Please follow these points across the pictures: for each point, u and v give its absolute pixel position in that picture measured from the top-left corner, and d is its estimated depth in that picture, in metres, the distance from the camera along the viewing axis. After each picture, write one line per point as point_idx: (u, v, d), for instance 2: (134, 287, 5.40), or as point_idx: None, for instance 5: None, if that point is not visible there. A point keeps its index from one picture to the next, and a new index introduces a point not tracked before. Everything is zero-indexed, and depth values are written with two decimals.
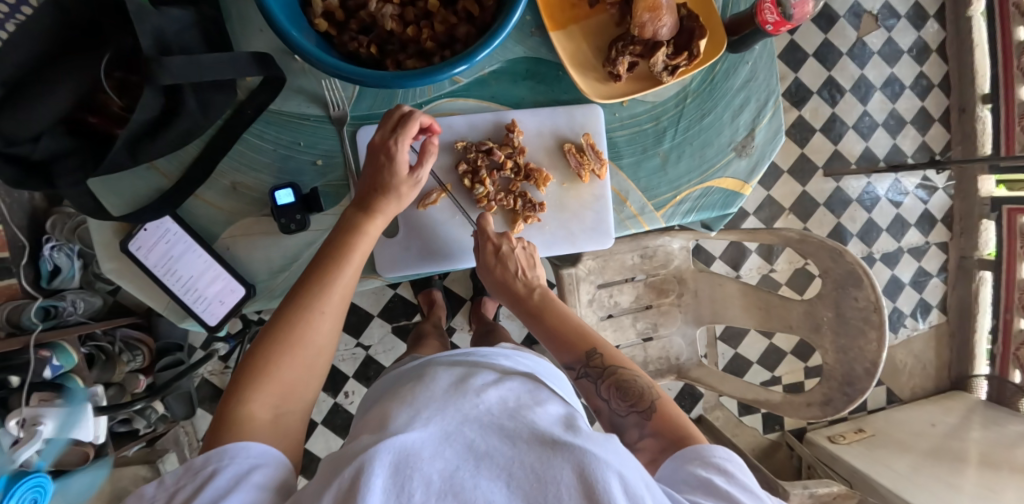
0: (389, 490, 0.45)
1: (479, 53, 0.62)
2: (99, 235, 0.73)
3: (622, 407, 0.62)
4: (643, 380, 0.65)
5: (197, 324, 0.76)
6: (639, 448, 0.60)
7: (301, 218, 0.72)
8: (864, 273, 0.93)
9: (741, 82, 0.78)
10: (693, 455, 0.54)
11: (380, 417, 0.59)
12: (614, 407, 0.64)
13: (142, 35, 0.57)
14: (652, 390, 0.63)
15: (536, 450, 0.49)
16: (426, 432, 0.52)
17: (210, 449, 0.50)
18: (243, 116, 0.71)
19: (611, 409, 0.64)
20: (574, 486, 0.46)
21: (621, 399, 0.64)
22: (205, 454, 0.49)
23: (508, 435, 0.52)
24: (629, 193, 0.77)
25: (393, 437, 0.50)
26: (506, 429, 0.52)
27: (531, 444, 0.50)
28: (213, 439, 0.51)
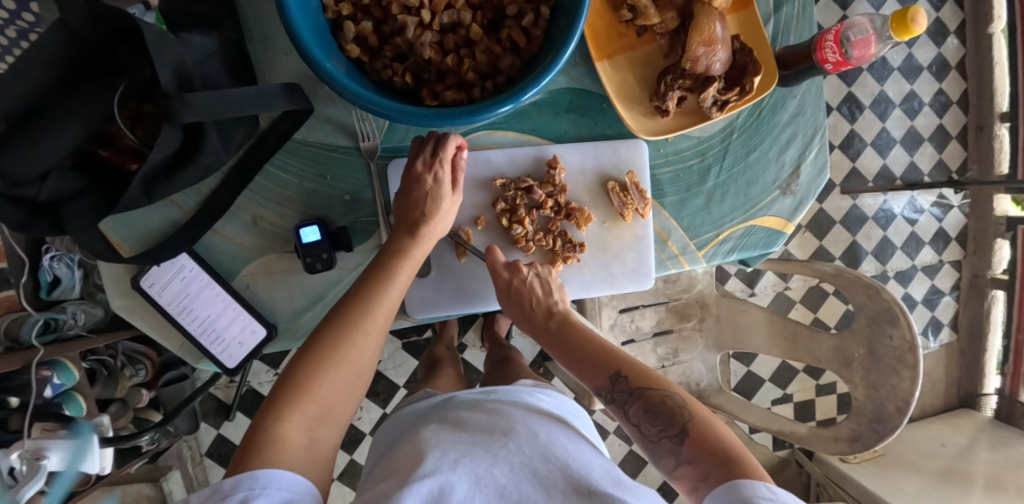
0: None
1: (526, 92, 0.59)
2: (109, 272, 0.68)
3: (653, 433, 0.58)
4: (676, 398, 0.59)
5: (213, 365, 0.72)
6: (677, 477, 0.56)
7: (327, 258, 0.68)
8: (900, 312, 0.90)
9: (789, 116, 0.75)
10: (727, 491, 0.51)
11: (412, 451, 0.60)
12: (646, 431, 0.59)
13: (161, 69, 0.52)
14: (685, 408, 0.58)
15: (570, 502, 0.53)
16: (457, 476, 0.54)
17: (237, 472, 0.47)
18: (265, 147, 0.66)
19: (643, 433, 0.59)
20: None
21: (651, 423, 0.58)
22: (232, 477, 0.47)
23: (542, 483, 0.55)
24: (671, 232, 0.74)
25: (420, 482, 0.52)
26: (541, 475, 0.55)
27: (566, 494, 0.54)
28: (240, 462, 0.49)
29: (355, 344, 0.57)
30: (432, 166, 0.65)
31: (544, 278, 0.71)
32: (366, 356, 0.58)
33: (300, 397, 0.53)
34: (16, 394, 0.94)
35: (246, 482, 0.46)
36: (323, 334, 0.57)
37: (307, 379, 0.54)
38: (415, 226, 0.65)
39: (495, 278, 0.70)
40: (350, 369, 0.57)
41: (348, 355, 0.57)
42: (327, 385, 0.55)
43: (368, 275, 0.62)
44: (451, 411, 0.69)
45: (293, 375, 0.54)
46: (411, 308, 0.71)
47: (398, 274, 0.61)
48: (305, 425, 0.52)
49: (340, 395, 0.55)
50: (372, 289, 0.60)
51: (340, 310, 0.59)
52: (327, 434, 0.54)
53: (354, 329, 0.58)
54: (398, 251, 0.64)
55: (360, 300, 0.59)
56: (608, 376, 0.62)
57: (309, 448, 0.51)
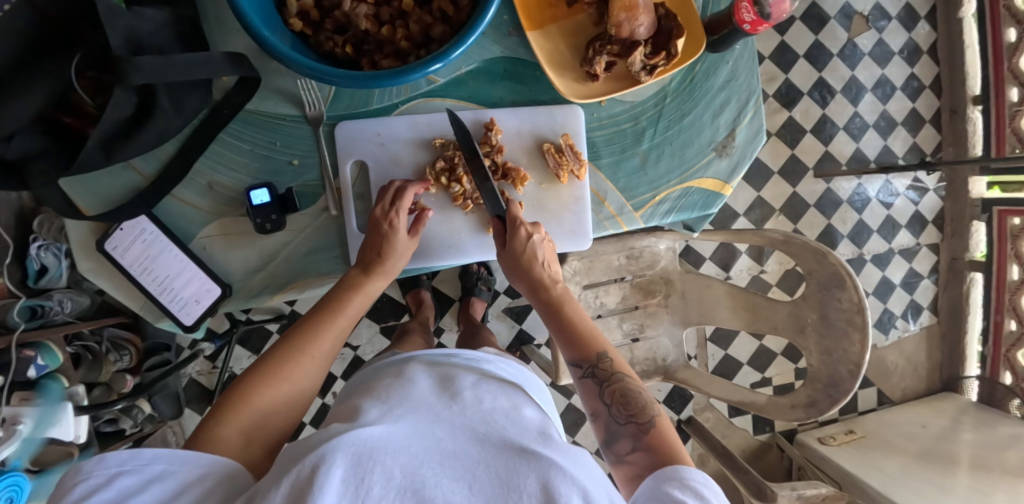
0: (347, 481, 0.47)
1: (452, 53, 0.63)
2: (76, 234, 0.73)
3: (623, 414, 0.64)
4: (645, 394, 0.66)
5: (173, 324, 0.76)
6: (628, 461, 0.62)
7: (276, 218, 0.72)
8: (847, 275, 0.92)
9: (722, 81, 0.78)
10: (670, 473, 0.56)
11: (349, 413, 0.61)
12: (614, 413, 0.66)
13: (112, 33, 0.57)
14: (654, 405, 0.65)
15: (504, 456, 0.52)
16: (393, 432, 0.53)
17: (170, 452, 0.51)
18: (218, 116, 0.71)
19: (611, 415, 0.66)
20: (537, 496, 0.49)
21: (622, 406, 0.65)
22: (154, 449, 0.50)
23: (476, 441, 0.54)
24: (607, 193, 0.77)
25: (354, 432, 0.52)
26: (476, 436, 0.55)
27: (499, 452, 0.53)
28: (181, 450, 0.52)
29: (300, 367, 0.61)
30: (389, 214, 0.70)
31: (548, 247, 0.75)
32: (308, 383, 0.62)
33: (239, 406, 0.57)
34: None
35: (162, 456, 0.49)
36: (274, 351, 0.62)
37: (253, 388, 0.58)
38: (371, 263, 0.70)
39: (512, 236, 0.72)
40: (292, 389, 0.61)
41: (291, 379, 0.61)
42: (271, 397, 0.59)
43: (321, 304, 0.67)
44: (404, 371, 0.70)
45: (239, 386, 0.58)
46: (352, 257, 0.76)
47: (348, 308, 0.67)
48: (242, 429, 0.56)
49: (279, 409, 0.59)
50: (324, 321, 0.65)
51: (289, 338, 0.63)
52: (264, 442, 0.58)
53: (301, 354, 0.62)
54: (352, 285, 0.69)
55: (311, 331, 0.64)
56: (596, 355, 0.68)
57: (245, 448, 0.55)
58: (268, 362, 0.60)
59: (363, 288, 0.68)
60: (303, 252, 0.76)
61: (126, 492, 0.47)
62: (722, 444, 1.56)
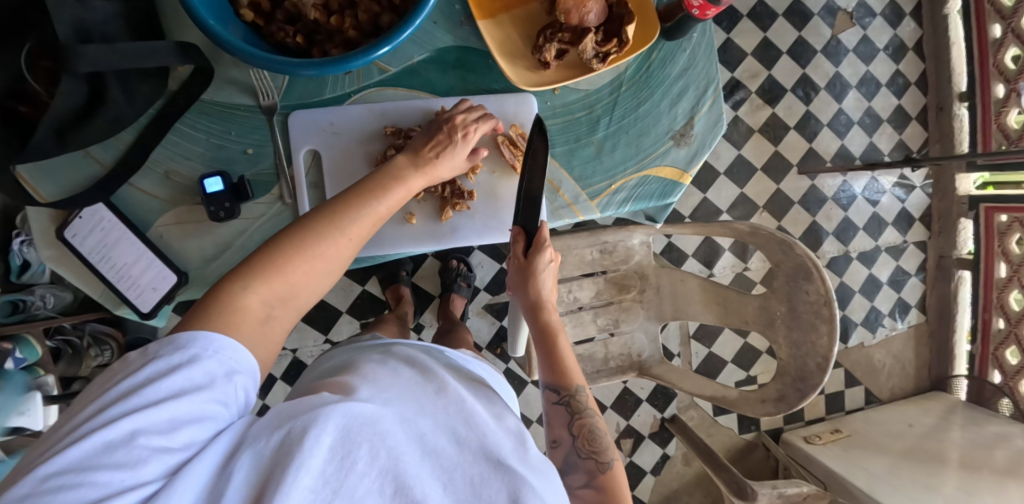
0: (334, 451, 0.44)
1: (400, 34, 0.63)
2: (37, 223, 0.74)
3: (585, 450, 0.64)
4: (608, 437, 0.66)
5: (132, 311, 0.77)
6: (576, 495, 0.62)
7: (230, 207, 0.72)
8: (813, 266, 0.92)
9: (679, 70, 0.78)
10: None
11: (338, 377, 0.57)
12: (576, 446, 0.65)
13: (58, 24, 0.58)
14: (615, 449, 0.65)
15: (482, 464, 0.50)
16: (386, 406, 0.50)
17: (181, 332, 0.47)
18: (174, 107, 0.71)
19: (573, 447, 0.66)
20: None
21: (586, 442, 0.65)
22: (175, 335, 0.46)
23: (459, 439, 0.51)
24: (562, 182, 0.76)
25: (353, 400, 0.48)
26: (460, 430, 0.52)
27: (478, 456, 0.51)
28: (195, 320, 0.48)
29: (334, 241, 0.55)
30: (464, 127, 0.69)
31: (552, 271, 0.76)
32: (339, 261, 0.57)
33: (270, 274, 0.52)
34: None
35: (223, 352, 0.47)
36: (314, 218, 0.56)
37: (285, 254, 0.53)
38: (419, 160, 0.66)
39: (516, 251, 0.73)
40: (325, 264, 0.55)
41: (322, 252, 0.55)
42: (303, 267, 0.54)
43: (361, 186, 0.61)
44: (381, 352, 0.66)
45: (274, 250, 0.53)
46: None
47: (390, 196, 0.60)
48: (265, 300, 0.51)
49: (305, 285, 0.54)
50: (364, 200, 0.59)
51: (329, 209, 0.57)
52: (283, 318, 0.53)
53: (339, 230, 0.56)
54: (397, 175, 0.64)
55: (352, 207, 0.58)
56: (571, 386, 0.69)
57: (263, 325, 0.51)
58: (307, 228, 0.55)
59: (408, 177, 0.63)
60: (259, 240, 0.76)
61: (175, 370, 0.44)
62: (704, 443, 1.55)
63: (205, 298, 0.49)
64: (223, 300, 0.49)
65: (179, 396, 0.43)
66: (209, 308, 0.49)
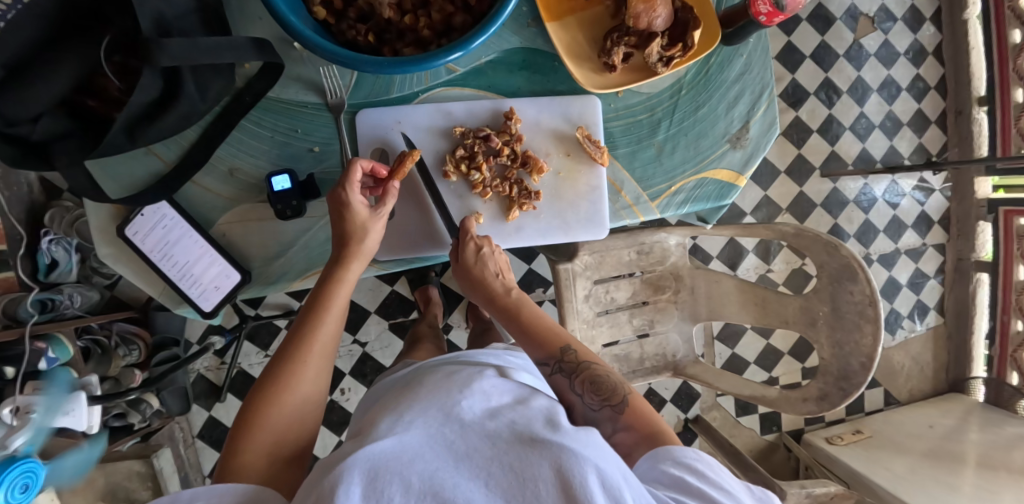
0: (365, 495, 0.46)
1: (474, 40, 0.63)
2: (97, 220, 0.73)
3: (594, 399, 0.62)
4: (614, 375, 0.65)
5: (193, 310, 0.77)
6: (613, 443, 0.59)
7: (297, 204, 0.72)
8: (859, 267, 0.93)
9: (736, 74, 0.79)
10: (662, 451, 0.55)
11: (368, 420, 0.60)
12: (587, 402, 0.64)
13: (142, 18, 0.57)
14: (623, 385, 0.63)
15: (515, 447, 0.50)
16: (405, 437, 0.52)
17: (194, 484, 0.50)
18: (241, 103, 0.71)
19: (584, 404, 0.64)
20: (554, 484, 0.47)
21: (594, 394, 0.63)
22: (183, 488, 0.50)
23: (489, 435, 0.52)
24: (624, 183, 0.78)
25: (370, 446, 0.50)
26: (485, 430, 0.53)
27: (511, 443, 0.51)
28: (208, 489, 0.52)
29: (282, 374, 0.59)
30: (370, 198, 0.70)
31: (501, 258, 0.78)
32: (309, 379, 0.61)
33: (249, 430, 0.56)
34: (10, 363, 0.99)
35: (214, 483, 0.50)
36: (270, 363, 0.61)
37: (255, 409, 0.57)
38: (341, 251, 0.68)
39: (461, 250, 0.75)
40: (294, 393, 0.59)
41: (288, 381, 0.60)
42: (271, 415, 0.57)
43: (308, 303, 0.65)
44: (421, 377, 0.69)
45: (244, 412, 0.57)
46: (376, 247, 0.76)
47: (330, 296, 0.65)
48: (262, 454, 0.55)
49: (291, 420, 0.58)
50: (307, 315, 0.63)
51: (282, 347, 0.62)
52: (292, 465, 0.56)
53: (295, 359, 0.61)
54: (329, 278, 0.66)
55: (300, 335, 0.62)
56: (556, 349, 0.68)
57: (267, 468, 0.54)
58: (261, 380, 0.59)
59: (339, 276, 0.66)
60: (321, 239, 0.76)
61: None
62: (731, 443, 1.56)
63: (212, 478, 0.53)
64: (222, 470, 0.53)
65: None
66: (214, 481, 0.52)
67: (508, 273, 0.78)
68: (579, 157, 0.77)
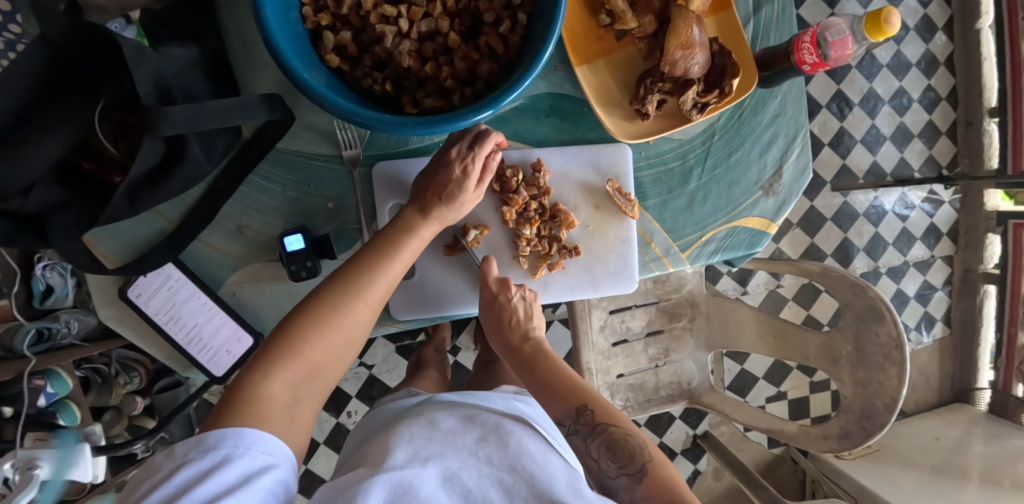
0: None
1: (505, 97, 0.59)
2: (97, 282, 0.69)
3: (611, 467, 0.60)
4: (636, 438, 0.62)
5: (201, 374, 0.74)
6: None
7: (312, 265, 0.68)
8: (886, 309, 0.91)
9: (770, 117, 0.75)
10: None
11: (382, 446, 0.59)
12: (603, 467, 0.62)
13: (140, 82, 0.53)
14: (643, 449, 0.61)
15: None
16: (424, 471, 0.51)
17: (217, 428, 0.47)
18: (248, 157, 0.67)
19: (601, 469, 0.62)
20: None
21: (610, 459, 0.61)
22: (217, 431, 0.46)
23: (506, 488, 0.52)
24: (654, 234, 0.74)
25: (390, 472, 0.50)
26: (507, 483, 0.52)
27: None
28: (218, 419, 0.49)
29: (352, 319, 0.57)
30: (464, 159, 0.65)
31: (527, 303, 0.74)
32: (361, 325, 0.59)
33: (289, 356, 0.54)
34: (10, 404, 1.00)
35: (257, 444, 0.47)
36: (324, 292, 0.58)
37: (301, 336, 0.55)
38: (427, 205, 0.66)
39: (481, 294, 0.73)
40: (343, 335, 0.57)
41: (344, 319, 0.57)
42: (315, 350, 0.55)
43: (372, 249, 0.62)
44: (429, 412, 0.69)
45: (291, 332, 0.55)
46: (397, 311, 0.73)
47: (404, 252, 0.62)
48: (290, 383, 0.53)
49: (328, 359, 0.56)
50: (376, 262, 0.61)
51: (337, 280, 0.59)
52: (310, 400, 0.54)
53: (354, 300, 0.58)
54: (406, 228, 0.65)
55: (364, 277, 0.59)
56: (574, 408, 0.65)
57: (290, 409, 0.52)
58: (317, 308, 0.56)
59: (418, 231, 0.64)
60: None
61: (210, 474, 0.44)
62: (740, 462, 1.55)
63: (235, 386, 0.51)
64: (248, 386, 0.51)
65: (231, 491, 0.43)
66: (232, 400, 0.50)
67: (533, 322, 0.75)
68: (608, 210, 0.74)
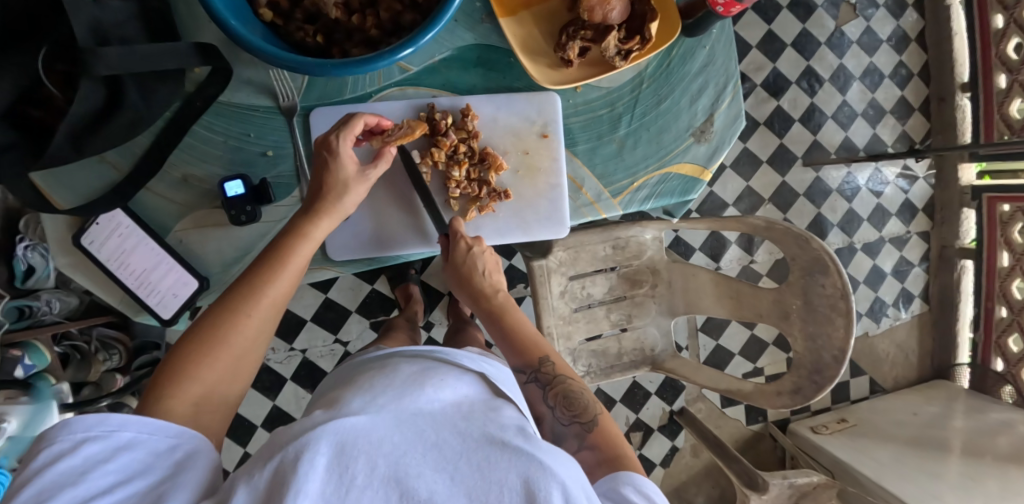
0: (331, 470, 0.46)
1: (422, 38, 0.62)
2: (53, 230, 0.74)
3: (565, 416, 0.65)
4: (588, 395, 0.68)
5: (152, 318, 0.77)
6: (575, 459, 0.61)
7: (250, 210, 0.72)
8: (830, 260, 0.92)
9: (699, 66, 0.77)
10: (625, 474, 0.55)
11: (335, 401, 0.60)
12: (557, 415, 0.66)
13: (76, 25, 0.58)
14: (594, 405, 0.67)
15: (483, 449, 0.50)
16: (375, 417, 0.52)
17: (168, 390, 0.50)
18: (190, 108, 0.71)
19: (554, 418, 0.66)
20: (515, 488, 0.47)
21: (565, 408, 0.66)
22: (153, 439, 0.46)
23: (461, 431, 0.52)
24: (584, 180, 0.77)
25: (339, 419, 0.50)
26: (459, 427, 0.52)
27: (481, 443, 0.51)
28: (169, 378, 0.51)
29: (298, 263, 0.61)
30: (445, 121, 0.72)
31: (493, 259, 0.78)
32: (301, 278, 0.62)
33: (236, 311, 0.56)
34: None
35: (130, 424, 0.46)
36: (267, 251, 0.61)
37: (235, 315, 0.55)
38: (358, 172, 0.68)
39: (451, 246, 0.75)
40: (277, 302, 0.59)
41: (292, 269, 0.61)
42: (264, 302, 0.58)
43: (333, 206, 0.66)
44: (392, 363, 0.71)
45: (235, 288, 0.58)
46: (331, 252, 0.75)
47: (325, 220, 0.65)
48: (242, 338, 0.56)
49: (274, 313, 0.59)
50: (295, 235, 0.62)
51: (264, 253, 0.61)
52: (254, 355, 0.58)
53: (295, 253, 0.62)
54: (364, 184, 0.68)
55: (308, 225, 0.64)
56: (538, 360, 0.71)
57: (239, 359, 0.55)
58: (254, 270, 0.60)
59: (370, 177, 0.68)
60: (279, 244, 0.76)
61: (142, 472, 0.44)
62: (714, 436, 1.56)
63: (182, 346, 0.53)
64: (195, 342, 0.54)
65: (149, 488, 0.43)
66: (186, 360, 0.52)
67: (499, 275, 0.79)
68: (538, 155, 0.76)
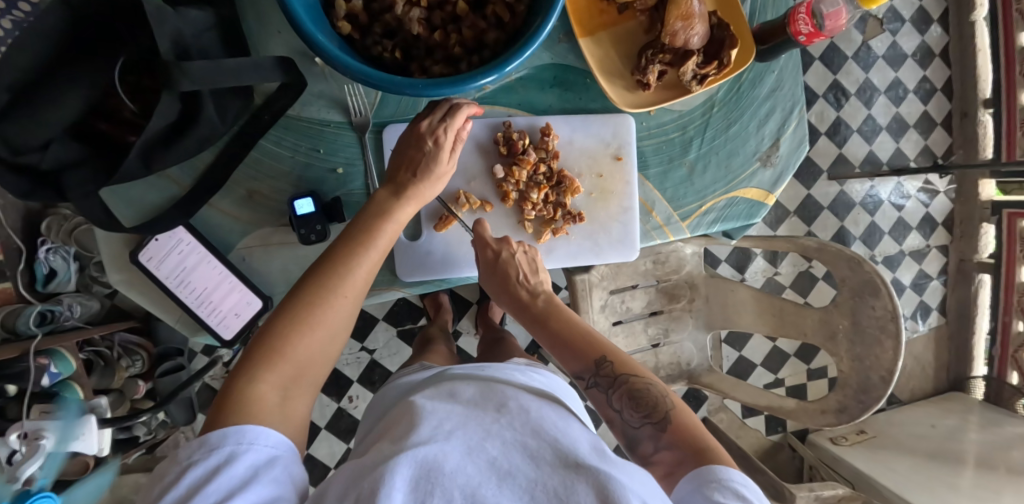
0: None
1: (511, 63, 0.60)
2: (109, 247, 0.71)
3: (635, 418, 0.61)
4: (655, 386, 0.63)
5: (210, 337, 0.76)
6: (653, 462, 0.59)
7: (321, 229, 0.71)
8: (881, 283, 0.93)
9: (768, 90, 0.77)
10: (709, 472, 0.53)
11: (399, 420, 0.58)
12: (626, 417, 0.63)
13: (160, 39, 0.54)
14: (665, 398, 0.62)
15: (559, 473, 0.48)
16: (448, 444, 0.50)
17: (220, 428, 0.49)
18: (259, 122, 0.69)
19: (624, 420, 0.63)
20: None
21: (633, 409, 0.62)
22: (246, 450, 0.47)
23: (531, 454, 0.50)
24: (655, 203, 0.78)
25: (414, 449, 0.48)
26: (530, 448, 0.51)
27: (554, 467, 0.49)
28: (219, 418, 0.50)
29: (332, 305, 0.57)
30: (433, 131, 0.67)
31: (529, 257, 0.75)
32: (344, 315, 0.58)
33: (273, 359, 0.54)
34: (13, 382, 0.98)
35: (259, 439, 0.49)
36: (305, 284, 0.57)
37: (245, 390, 0.51)
38: (403, 187, 0.66)
39: (481, 255, 0.74)
40: (327, 332, 0.57)
41: (326, 316, 0.56)
42: (301, 346, 0.55)
43: (354, 230, 0.62)
44: (443, 382, 0.67)
45: (271, 333, 0.54)
46: (403, 273, 0.75)
47: (381, 236, 0.61)
48: (277, 384, 0.53)
49: (314, 357, 0.56)
50: (353, 250, 0.59)
51: (318, 265, 0.58)
52: (302, 397, 0.55)
53: (332, 293, 0.57)
54: (383, 210, 0.64)
55: (340, 255, 0.59)
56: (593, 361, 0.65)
57: (281, 407, 0.52)
58: (294, 306, 0.56)
59: (394, 212, 0.63)
60: None
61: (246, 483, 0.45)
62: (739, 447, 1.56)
63: (222, 391, 0.52)
64: (234, 391, 0.51)
65: (241, 485, 0.45)
66: (228, 403, 0.50)
67: (539, 275, 0.75)
68: (611, 177, 0.77)
